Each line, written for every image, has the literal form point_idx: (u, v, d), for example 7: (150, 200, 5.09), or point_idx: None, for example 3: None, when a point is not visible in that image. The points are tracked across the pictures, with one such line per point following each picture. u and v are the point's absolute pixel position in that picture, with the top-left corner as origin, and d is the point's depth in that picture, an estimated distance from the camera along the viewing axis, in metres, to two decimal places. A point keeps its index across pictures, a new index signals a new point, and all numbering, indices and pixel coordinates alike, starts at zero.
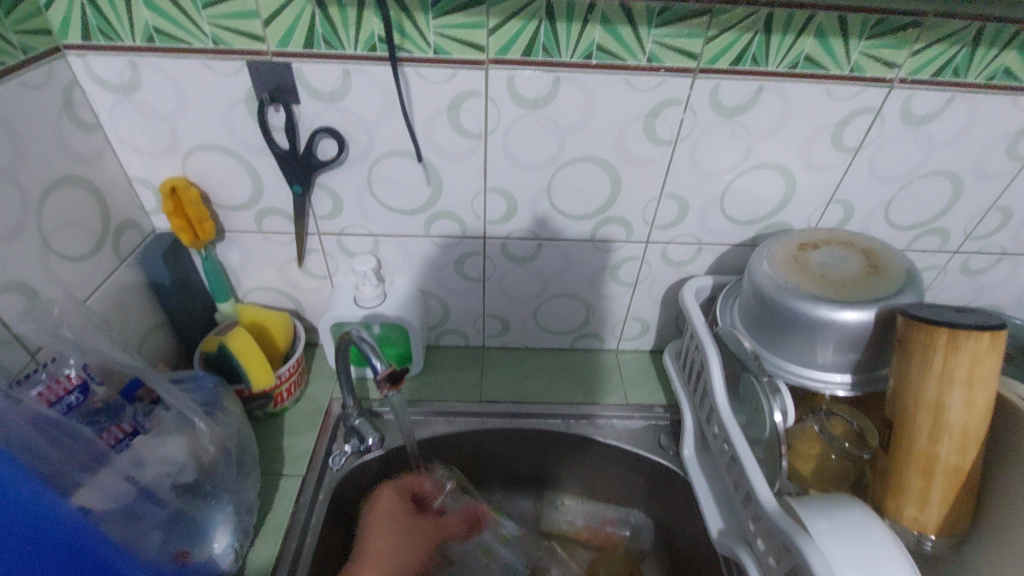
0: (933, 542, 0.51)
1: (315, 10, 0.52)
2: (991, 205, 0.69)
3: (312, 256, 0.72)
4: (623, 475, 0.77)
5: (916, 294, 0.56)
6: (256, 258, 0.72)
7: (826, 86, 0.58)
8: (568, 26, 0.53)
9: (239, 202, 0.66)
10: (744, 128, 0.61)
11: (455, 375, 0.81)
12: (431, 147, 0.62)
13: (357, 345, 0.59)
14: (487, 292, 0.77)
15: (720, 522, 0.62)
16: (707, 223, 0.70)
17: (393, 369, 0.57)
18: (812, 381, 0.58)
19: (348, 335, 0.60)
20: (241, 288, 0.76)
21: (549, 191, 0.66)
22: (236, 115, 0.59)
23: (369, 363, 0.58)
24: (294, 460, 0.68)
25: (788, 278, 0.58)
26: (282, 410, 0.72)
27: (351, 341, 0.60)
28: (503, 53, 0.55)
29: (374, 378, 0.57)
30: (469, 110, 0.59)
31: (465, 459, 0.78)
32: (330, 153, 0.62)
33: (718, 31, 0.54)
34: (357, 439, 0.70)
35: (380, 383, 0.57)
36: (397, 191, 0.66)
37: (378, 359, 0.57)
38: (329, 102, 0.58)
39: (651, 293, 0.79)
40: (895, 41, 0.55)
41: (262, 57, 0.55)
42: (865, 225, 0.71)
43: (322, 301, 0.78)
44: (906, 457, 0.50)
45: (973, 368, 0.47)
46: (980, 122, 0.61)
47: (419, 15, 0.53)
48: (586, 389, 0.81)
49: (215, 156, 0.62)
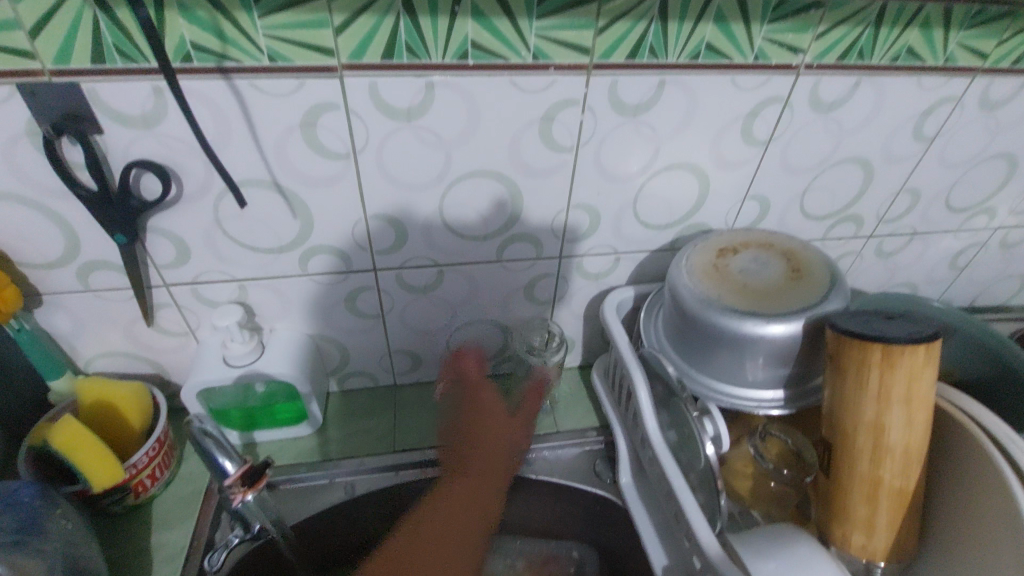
0: (882, 568, 0.47)
1: (98, 14, 0.40)
2: (901, 188, 0.67)
3: (163, 311, 0.59)
4: (561, 509, 0.71)
5: (842, 297, 0.52)
6: (91, 320, 0.59)
7: (731, 77, 0.52)
8: (434, 19, 0.44)
9: (52, 259, 0.53)
10: (650, 128, 0.55)
11: (363, 424, 0.72)
12: (289, 171, 0.51)
13: (197, 441, 0.50)
14: (389, 327, 0.68)
15: (663, 557, 0.58)
16: (622, 231, 0.64)
17: (249, 469, 0.51)
18: (744, 400, 0.54)
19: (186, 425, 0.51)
20: (81, 357, 0.62)
21: (442, 212, 0.57)
22: (18, 154, 0.46)
23: (213, 460, 0.51)
24: (166, 560, 0.57)
25: (710, 290, 0.53)
26: (148, 499, 0.60)
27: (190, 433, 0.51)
28: (359, 56, 0.45)
29: (221, 480, 0.51)
30: (328, 126, 0.49)
31: (388, 517, 0.69)
32: (157, 190, 0.50)
33: (608, 20, 0.47)
34: (243, 528, 0.57)
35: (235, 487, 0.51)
36: (256, 228, 0.54)
37: (229, 461, 0.51)
38: (142, 129, 0.46)
39: (571, 309, 0.72)
40: (798, 24, 0.50)
41: (36, 78, 0.42)
42: (782, 218, 0.67)
43: (188, 361, 0.65)
44: (848, 482, 0.45)
45: (912, 385, 0.42)
46: (886, 105, 0.58)
47: (241, 14, 0.42)
48: (557, 379, 0.75)
49: (3, 206, 0.48)
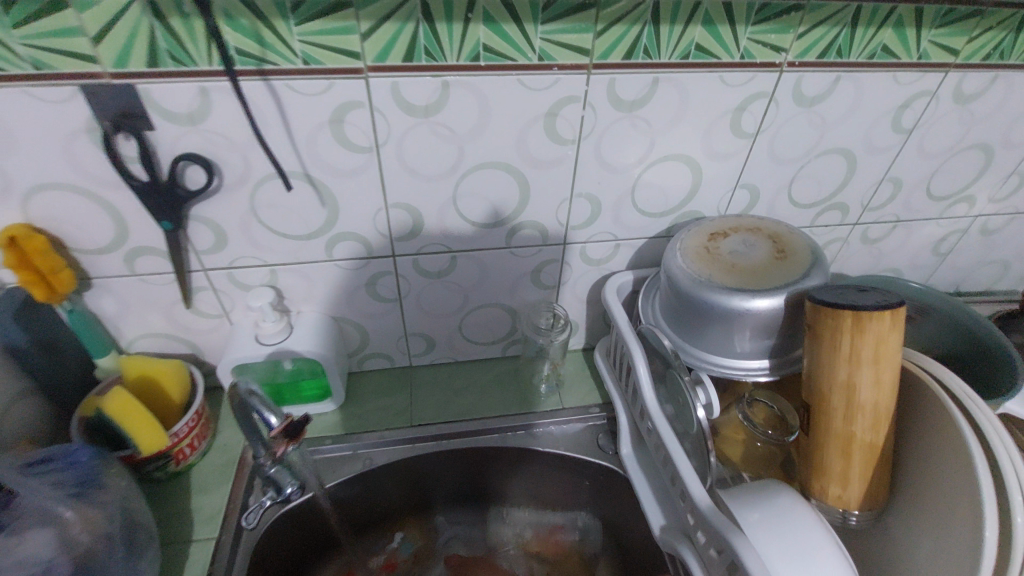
0: (857, 517, 0.52)
1: (153, 23, 0.45)
2: (883, 177, 0.72)
3: (200, 294, 0.65)
4: (567, 481, 0.76)
5: (822, 275, 0.57)
6: (134, 302, 0.64)
7: (720, 74, 0.57)
8: (449, 25, 0.49)
9: (102, 244, 0.58)
10: (646, 122, 0.60)
11: (382, 401, 0.77)
12: (318, 163, 0.56)
13: (245, 400, 0.56)
14: (405, 310, 0.73)
15: (661, 519, 0.63)
16: (622, 219, 0.69)
17: (290, 423, 0.56)
18: (734, 370, 0.58)
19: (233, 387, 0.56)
20: (124, 337, 0.67)
21: (455, 201, 0.63)
22: (78, 148, 0.51)
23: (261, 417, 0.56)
24: (204, 521, 0.62)
25: (701, 270, 0.58)
26: (187, 467, 0.65)
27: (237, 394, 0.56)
28: (382, 59, 0.51)
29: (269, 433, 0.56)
30: (354, 122, 0.54)
31: (406, 486, 0.74)
32: (200, 181, 0.55)
33: (606, 24, 0.52)
34: (274, 490, 0.62)
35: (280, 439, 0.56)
36: (286, 216, 0.60)
37: (275, 416, 0.56)
38: (188, 125, 0.51)
39: (575, 293, 0.77)
40: (780, 25, 0.55)
41: (97, 79, 0.47)
42: (772, 207, 0.72)
43: (221, 341, 0.70)
44: (825, 438, 0.50)
45: (879, 348, 0.47)
46: (865, 99, 0.63)
47: (279, 22, 0.47)
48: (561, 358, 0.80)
49: (62, 196, 0.54)
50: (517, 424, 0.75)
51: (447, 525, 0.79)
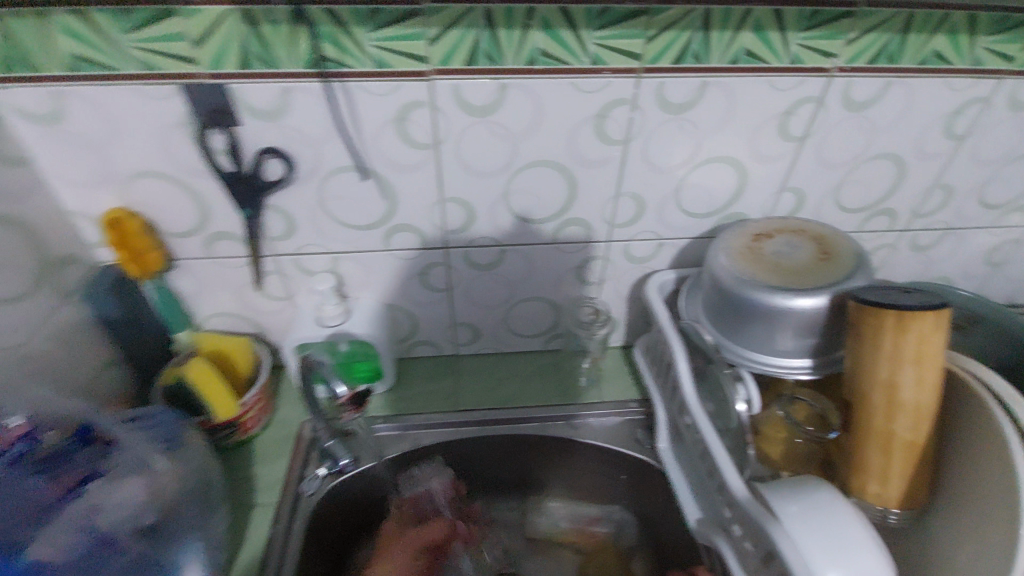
0: (896, 515, 0.52)
1: (247, 29, 0.51)
2: (935, 183, 0.71)
3: (269, 278, 0.70)
4: (604, 473, 0.78)
5: (866, 277, 0.58)
6: (211, 284, 0.70)
7: (768, 79, 0.59)
8: (509, 31, 0.53)
9: (187, 229, 0.64)
10: (693, 124, 0.62)
11: (428, 386, 0.81)
12: (382, 158, 0.61)
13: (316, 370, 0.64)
14: (454, 301, 0.77)
15: (697, 512, 0.64)
16: (666, 219, 0.71)
17: (356, 393, 0.66)
18: (774, 368, 0.60)
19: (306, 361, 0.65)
20: (199, 315, 0.74)
21: (506, 198, 0.66)
22: (174, 141, 0.57)
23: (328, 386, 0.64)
24: (266, 488, 0.67)
25: (744, 269, 0.59)
26: (251, 437, 0.71)
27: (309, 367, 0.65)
28: (446, 62, 0.55)
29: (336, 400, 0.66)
30: (417, 121, 0.58)
31: (448, 469, 0.78)
32: (278, 173, 0.61)
33: (657, 30, 0.54)
34: (330, 461, 0.69)
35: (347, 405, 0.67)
36: (351, 207, 0.65)
37: (342, 385, 0.63)
38: (271, 121, 0.56)
39: (617, 290, 0.79)
40: (831, 31, 0.56)
41: (196, 79, 0.53)
42: (817, 210, 0.72)
43: (284, 323, 0.76)
44: (865, 436, 0.51)
45: (922, 347, 0.48)
46: (916, 104, 0.63)
47: (356, 29, 0.52)
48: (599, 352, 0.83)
49: (157, 184, 0.60)
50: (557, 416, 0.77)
51: (486, 509, 0.83)
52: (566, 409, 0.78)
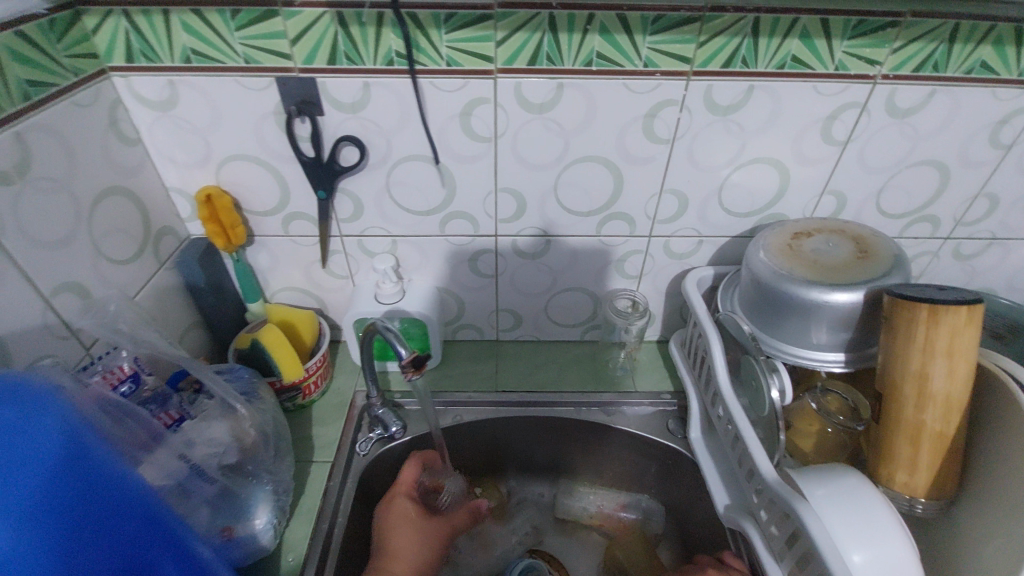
0: (923, 506, 0.54)
1: (337, 30, 0.57)
2: (979, 192, 0.72)
3: (334, 257, 0.77)
4: (634, 460, 0.81)
5: (903, 276, 0.60)
6: (282, 259, 0.77)
7: (813, 84, 0.62)
8: (569, 36, 0.58)
9: (267, 207, 0.71)
10: (738, 125, 0.65)
11: (470, 367, 0.86)
12: (445, 149, 0.66)
13: (382, 334, 0.63)
14: (500, 287, 0.82)
15: (726, 498, 0.67)
16: (707, 216, 0.74)
17: (416, 355, 0.61)
18: (807, 360, 0.62)
19: (374, 327, 0.65)
20: (269, 288, 0.81)
21: (556, 190, 0.71)
22: (265, 127, 0.64)
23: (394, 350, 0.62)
24: (321, 448, 0.73)
25: (782, 264, 0.62)
26: (310, 402, 0.77)
27: (377, 332, 0.65)
28: (510, 62, 0.60)
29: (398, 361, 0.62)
30: (479, 116, 0.64)
31: (485, 446, 0.83)
32: (351, 160, 0.67)
33: (708, 36, 0.58)
34: (381, 427, 0.75)
35: (406, 369, 0.61)
36: (413, 194, 0.70)
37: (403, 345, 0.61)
38: (350, 112, 0.63)
39: (656, 285, 0.83)
40: (876, 40, 0.59)
41: (289, 72, 0.60)
42: (858, 214, 0.74)
43: (343, 300, 0.82)
44: (894, 426, 0.53)
45: (953, 340, 0.50)
46: (961, 113, 0.65)
47: (432, 30, 0.57)
48: (635, 345, 0.86)
49: (245, 166, 0.67)
50: (592, 402, 0.81)
51: (518, 487, 0.88)
52: (601, 396, 0.82)
